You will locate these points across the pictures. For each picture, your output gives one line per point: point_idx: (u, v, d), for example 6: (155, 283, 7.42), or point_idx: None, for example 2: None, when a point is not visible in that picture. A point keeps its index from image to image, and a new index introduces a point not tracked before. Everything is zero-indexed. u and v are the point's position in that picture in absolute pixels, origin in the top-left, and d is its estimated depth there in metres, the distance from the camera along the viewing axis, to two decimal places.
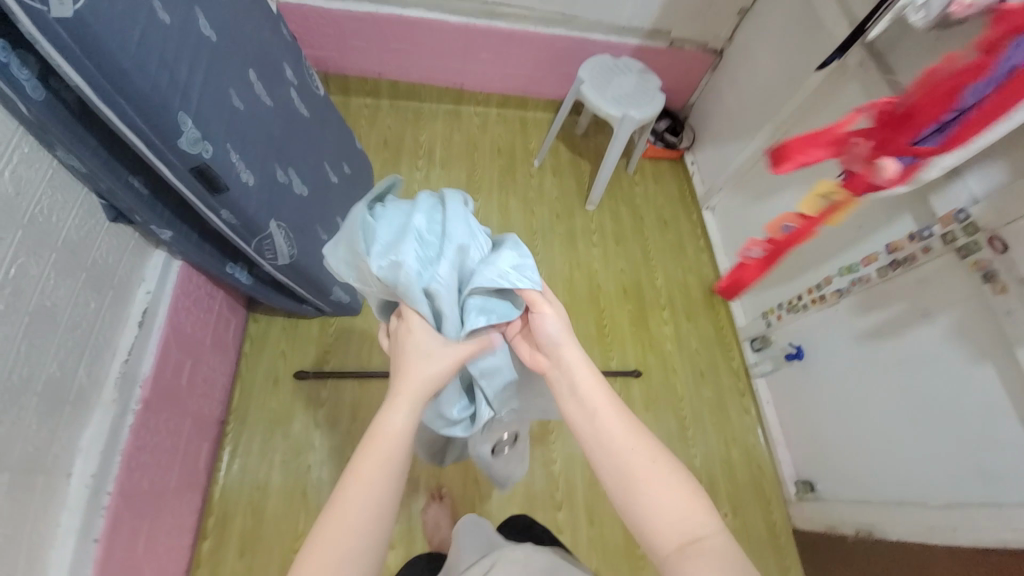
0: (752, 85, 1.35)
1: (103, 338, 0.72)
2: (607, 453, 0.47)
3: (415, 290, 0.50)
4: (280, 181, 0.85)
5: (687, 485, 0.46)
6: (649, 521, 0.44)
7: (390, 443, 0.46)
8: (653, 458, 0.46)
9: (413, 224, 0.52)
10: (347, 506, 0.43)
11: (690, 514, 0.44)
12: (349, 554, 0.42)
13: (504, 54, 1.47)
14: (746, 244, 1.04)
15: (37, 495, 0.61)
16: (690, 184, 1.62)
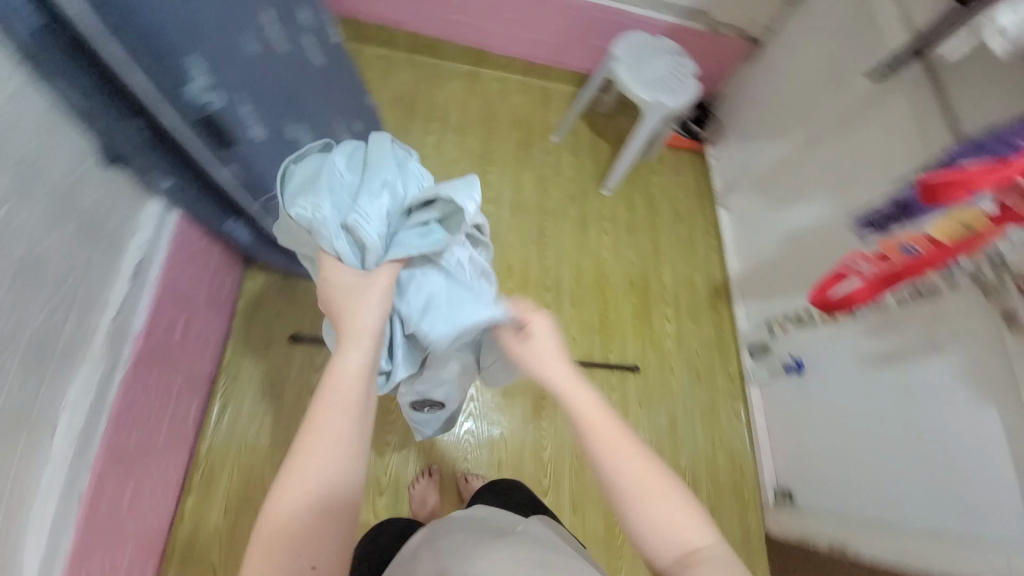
0: (788, 84, 1.29)
1: (95, 288, 0.68)
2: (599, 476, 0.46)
3: (333, 225, 0.53)
4: (289, 135, 0.80)
5: (683, 498, 0.44)
6: (647, 543, 0.43)
7: (351, 393, 0.45)
8: (647, 476, 0.44)
9: (331, 167, 0.57)
10: (309, 476, 0.41)
11: (688, 531, 0.43)
12: (320, 498, 0.41)
13: (534, 18, 1.37)
14: (849, 257, 0.83)
15: (19, 452, 0.57)
16: (708, 179, 1.57)
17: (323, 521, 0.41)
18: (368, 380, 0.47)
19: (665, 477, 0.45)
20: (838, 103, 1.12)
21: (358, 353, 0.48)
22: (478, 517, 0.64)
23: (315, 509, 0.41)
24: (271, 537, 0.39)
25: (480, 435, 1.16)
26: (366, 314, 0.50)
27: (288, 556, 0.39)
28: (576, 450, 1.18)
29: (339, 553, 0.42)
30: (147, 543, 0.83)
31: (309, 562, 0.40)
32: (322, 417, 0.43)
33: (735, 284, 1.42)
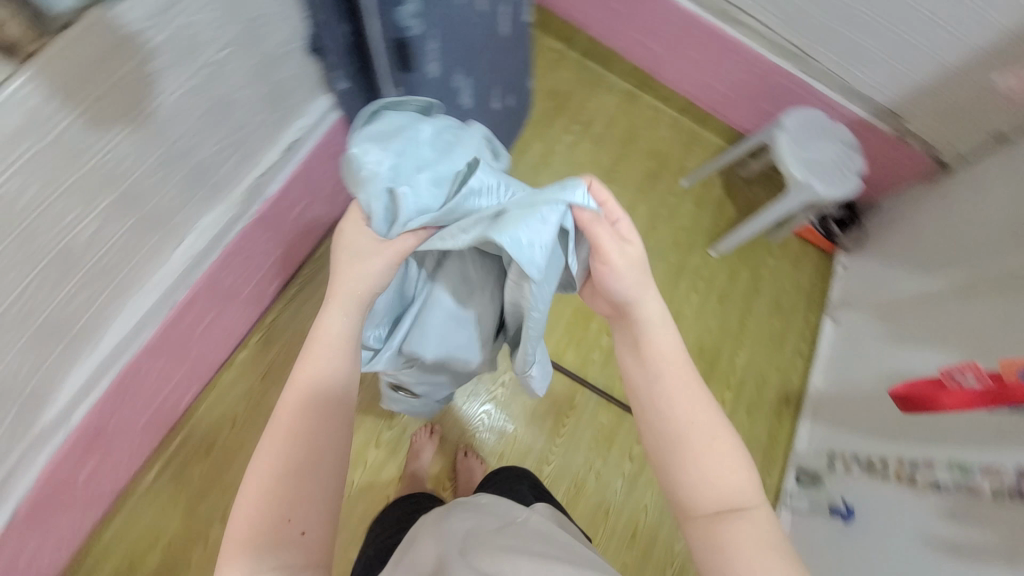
0: (961, 221, 1.16)
1: (258, 145, 0.77)
2: (669, 424, 0.48)
3: (378, 185, 0.46)
4: (454, 83, 0.87)
5: (741, 458, 0.47)
6: (695, 492, 0.47)
7: (321, 360, 0.47)
8: (712, 430, 0.48)
9: (415, 130, 0.50)
10: (279, 455, 0.43)
11: (737, 489, 0.46)
12: (305, 444, 0.44)
13: (715, 63, 1.35)
14: (962, 365, 0.82)
15: (148, 246, 0.67)
16: (826, 285, 1.45)
17: (298, 495, 0.42)
18: (337, 343, 0.48)
19: (728, 435, 0.48)
20: (1016, 260, 0.98)
21: (333, 315, 0.49)
22: (482, 506, 0.72)
23: (290, 482, 0.43)
24: (249, 509, 0.42)
25: (494, 422, 1.17)
26: (354, 273, 0.49)
27: (278, 523, 0.41)
28: (576, 480, 1.16)
29: (324, 514, 0.43)
30: (199, 372, 0.94)
31: (301, 529, 0.42)
32: (289, 398, 0.45)
33: (810, 399, 1.31)
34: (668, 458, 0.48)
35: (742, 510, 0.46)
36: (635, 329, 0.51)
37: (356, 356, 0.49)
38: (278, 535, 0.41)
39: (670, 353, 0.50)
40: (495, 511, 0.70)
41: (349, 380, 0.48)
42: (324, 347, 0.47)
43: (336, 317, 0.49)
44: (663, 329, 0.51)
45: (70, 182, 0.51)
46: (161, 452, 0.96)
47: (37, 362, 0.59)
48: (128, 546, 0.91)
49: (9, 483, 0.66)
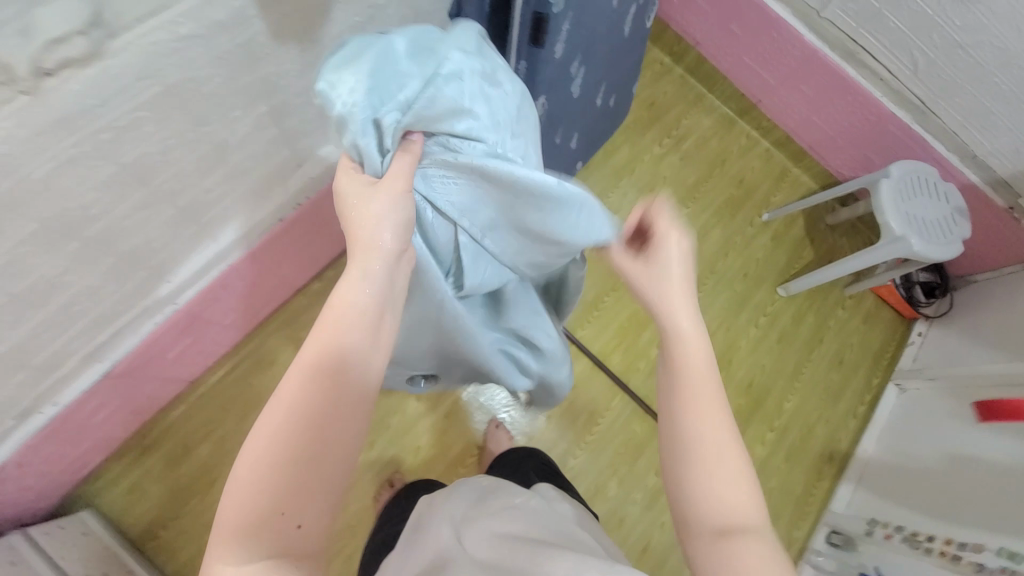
0: None
1: None
2: (681, 427, 0.47)
3: (363, 117, 0.45)
4: (571, 69, 0.90)
5: (748, 474, 0.46)
6: (700, 500, 0.45)
7: (328, 338, 0.41)
8: (724, 442, 0.47)
9: (389, 52, 0.46)
10: (275, 438, 0.38)
11: (741, 508, 0.45)
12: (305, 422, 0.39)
13: (826, 102, 1.33)
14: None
15: (277, 160, 0.73)
16: (897, 350, 1.37)
17: (296, 485, 0.38)
18: (348, 317, 0.42)
19: (739, 448, 0.47)
20: None
21: (349, 285, 0.43)
22: (481, 488, 0.69)
23: (292, 470, 0.38)
24: (239, 495, 0.38)
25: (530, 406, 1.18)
26: (373, 240, 0.44)
27: (269, 514, 0.37)
28: (597, 481, 1.15)
29: (323, 506, 0.39)
30: (281, 290, 1.01)
31: (297, 522, 0.38)
32: (292, 377, 0.40)
33: (857, 462, 1.24)
34: (677, 462, 0.47)
35: (748, 528, 0.44)
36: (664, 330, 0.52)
37: (374, 333, 0.43)
38: (270, 528, 0.37)
39: (694, 353, 0.50)
40: (492, 493, 0.67)
41: (361, 365, 0.41)
42: (333, 322, 0.41)
43: (353, 289, 0.42)
44: (689, 333, 0.51)
45: (243, 82, 0.57)
46: (231, 357, 1.03)
47: (169, 238, 0.66)
48: (186, 433, 0.99)
49: (111, 345, 0.72)
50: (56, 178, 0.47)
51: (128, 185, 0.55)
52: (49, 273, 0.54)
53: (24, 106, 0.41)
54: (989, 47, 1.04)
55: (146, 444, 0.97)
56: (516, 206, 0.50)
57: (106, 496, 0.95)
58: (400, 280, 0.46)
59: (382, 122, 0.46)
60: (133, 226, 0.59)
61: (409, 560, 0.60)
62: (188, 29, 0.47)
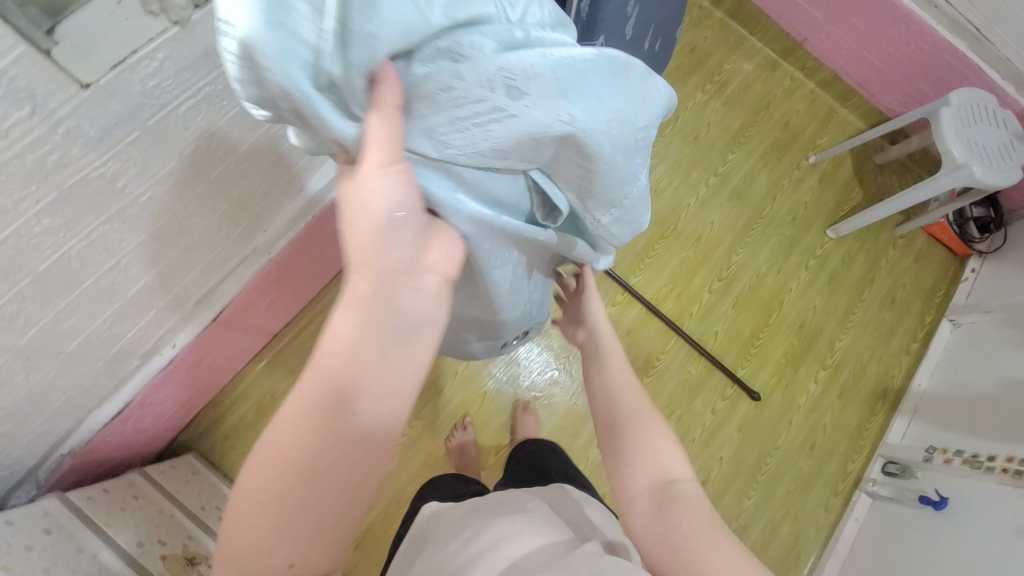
0: None
1: None
2: (610, 414, 0.53)
3: (307, 86, 0.29)
4: (627, 8, 0.89)
5: (668, 436, 0.51)
6: (636, 472, 0.49)
7: (318, 380, 0.34)
8: (646, 413, 0.52)
9: None
10: (266, 486, 0.33)
11: (667, 467, 0.49)
12: (297, 475, 0.33)
13: (878, 34, 1.29)
14: None
15: None
16: (950, 288, 1.37)
17: (291, 531, 0.34)
18: (342, 357, 0.34)
19: (666, 431, 0.51)
20: None
21: (347, 315, 0.34)
22: (486, 501, 0.65)
23: (282, 512, 0.33)
24: (234, 533, 0.34)
25: None
26: (376, 257, 0.35)
27: (259, 555, 0.34)
28: None
29: (319, 549, 0.35)
30: None
31: (288, 562, 0.34)
32: (284, 415, 0.34)
33: (911, 396, 1.26)
34: (614, 443, 0.51)
35: (677, 483, 0.48)
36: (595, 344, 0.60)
37: (375, 374, 0.34)
38: (262, 566, 0.34)
39: (616, 361, 0.57)
40: (499, 501, 0.64)
41: (357, 410, 0.34)
42: (324, 363, 0.34)
43: (349, 321, 0.34)
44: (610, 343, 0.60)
45: None
46: (308, 311, 1.09)
47: (267, 186, 0.70)
48: (273, 382, 1.06)
49: (217, 292, 0.78)
50: (195, 114, 0.51)
51: (243, 129, 0.58)
52: (180, 213, 0.60)
53: (174, 38, 0.43)
54: None
55: (238, 394, 1.05)
56: (570, 115, 0.35)
57: (207, 441, 1.03)
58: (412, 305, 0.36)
59: (334, 78, 0.29)
60: (243, 171, 0.63)
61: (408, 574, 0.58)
62: None
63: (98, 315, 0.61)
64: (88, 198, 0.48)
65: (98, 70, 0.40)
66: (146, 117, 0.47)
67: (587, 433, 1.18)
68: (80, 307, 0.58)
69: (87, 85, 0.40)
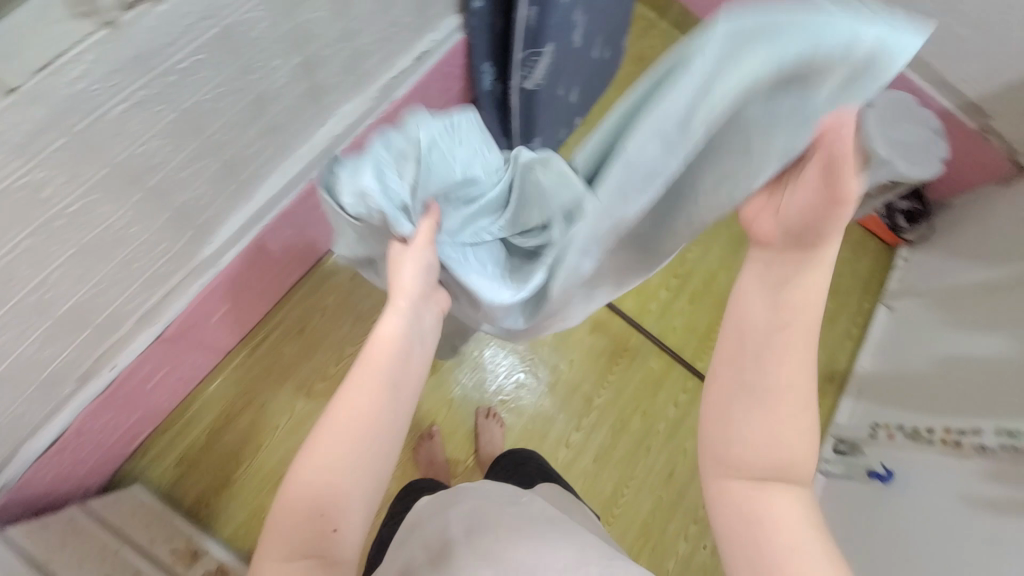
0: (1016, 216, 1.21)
1: (400, 47, 0.86)
2: (767, 376, 0.45)
3: (393, 210, 0.50)
4: (573, 16, 0.92)
5: (808, 430, 0.45)
6: (747, 451, 0.46)
7: (366, 378, 0.48)
8: (800, 400, 0.45)
9: (377, 159, 0.51)
10: (326, 455, 0.45)
11: (788, 465, 0.45)
12: (348, 451, 0.46)
13: None
14: None
15: (304, 118, 0.76)
16: (884, 276, 1.47)
17: (342, 494, 0.45)
18: (382, 362, 0.49)
19: (811, 417, 0.46)
20: None
21: (387, 327, 0.52)
22: (486, 489, 0.75)
23: (336, 479, 0.45)
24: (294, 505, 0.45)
25: (551, 354, 1.23)
26: (403, 288, 0.53)
27: (315, 513, 0.45)
28: (621, 416, 1.22)
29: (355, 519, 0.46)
30: (307, 255, 1.03)
31: (331, 524, 0.45)
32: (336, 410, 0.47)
33: (856, 378, 1.35)
34: (737, 420, 0.46)
35: (789, 484, 0.45)
36: (793, 267, 0.45)
37: (401, 374, 0.50)
38: (312, 524, 0.45)
39: (805, 311, 0.45)
40: (501, 492, 0.75)
41: (391, 400, 0.49)
42: (370, 366, 0.49)
43: (389, 332, 0.51)
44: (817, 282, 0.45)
45: (284, 29, 0.59)
46: (264, 325, 1.05)
47: (214, 193, 0.69)
48: (226, 403, 1.01)
49: (162, 308, 0.75)
50: (128, 121, 0.50)
51: (185, 133, 0.57)
52: (116, 224, 0.57)
53: (105, 40, 0.43)
54: None
55: (188, 417, 1.00)
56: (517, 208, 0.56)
57: (155, 470, 0.97)
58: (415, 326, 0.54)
59: (404, 201, 0.51)
60: (186, 179, 0.62)
61: (416, 537, 0.70)
62: None
63: (30, 336, 0.57)
64: (12, 210, 0.46)
65: (20, 74, 0.39)
66: (75, 122, 0.45)
67: (555, 434, 1.19)
68: (7, 328, 0.54)
69: (13, 90, 0.39)
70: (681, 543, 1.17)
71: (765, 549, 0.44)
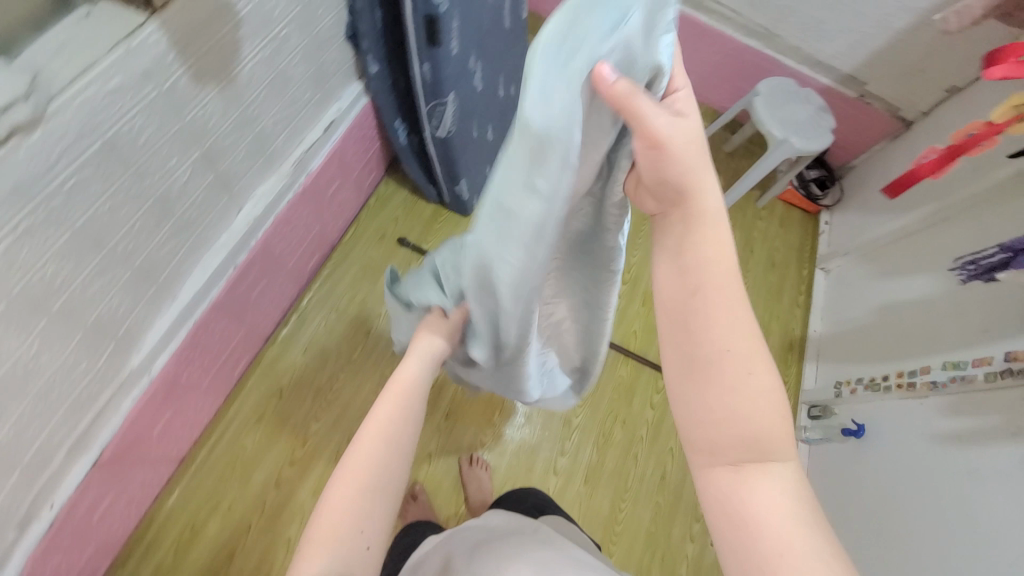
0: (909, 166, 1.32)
1: (306, 122, 0.88)
2: (710, 345, 0.43)
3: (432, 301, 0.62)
4: (469, 64, 0.95)
5: (767, 387, 0.42)
6: (703, 424, 0.43)
7: (397, 401, 0.53)
8: (747, 360, 0.42)
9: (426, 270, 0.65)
10: (360, 474, 0.47)
11: (758, 434, 0.42)
12: (377, 469, 0.48)
13: (692, 47, 1.49)
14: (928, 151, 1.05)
15: (218, 207, 0.76)
16: (814, 242, 1.56)
17: (373, 509, 0.47)
18: (410, 388, 0.55)
19: (770, 374, 0.43)
20: (979, 184, 1.08)
21: (407, 366, 0.57)
22: (489, 523, 0.75)
23: (365, 496, 0.47)
24: (332, 515, 0.46)
25: None
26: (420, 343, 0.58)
27: (349, 532, 0.45)
28: (602, 431, 1.22)
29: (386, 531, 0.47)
30: (250, 341, 1.00)
31: (366, 545, 0.46)
32: (373, 426, 0.51)
33: (812, 343, 1.41)
34: (685, 398, 0.44)
35: (766, 453, 0.42)
36: (691, 220, 0.43)
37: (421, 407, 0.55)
38: (345, 549, 0.45)
39: (718, 262, 0.43)
40: (506, 520, 0.75)
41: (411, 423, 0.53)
42: (400, 391, 0.54)
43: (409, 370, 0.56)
44: (720, 226, 0.43)
45: (173, 130, 0.60)
46: (217, 423, 1.01)
47: (129, 301, 0.66)
48: (189, 514, 0.95)
49: (95, 429, 0.71)
50: (18, 251, 0.49)
51: (85, 249, 0.56)
52: (24, 356, 0.55)
53: None
54: None
55: (150, 538, 0.92)
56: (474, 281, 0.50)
57: None
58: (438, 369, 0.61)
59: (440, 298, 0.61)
60: (97, 295, 0.61)
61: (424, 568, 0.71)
62: (117, 83, 0.51)
63: None
64: None
65: None
66: None
67: (541, 463, 1.18)
68: None
69: None
70: (688, 545, 1.16)
71: (755, 530, 0.41)
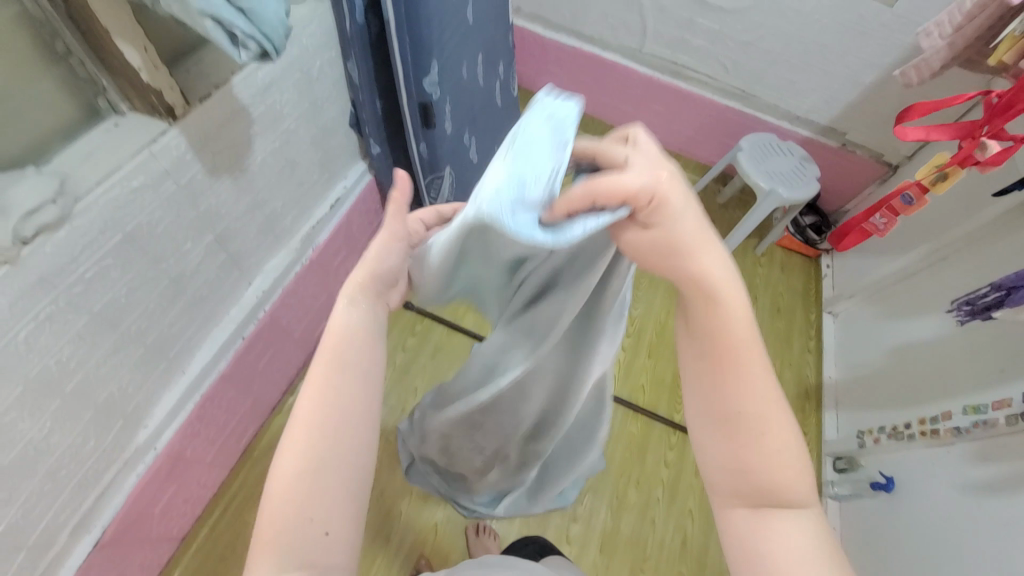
0: None
1: (313, 201, 0.94)
2: (727, 401, 0.42)
3: None
4: (464, 140, 1.05)
5: (788, 440, 0.41)
6: (728, 478, 0.42)
7: (330, 360, 0.40)
8: (764, 414, 0.41)
9: None
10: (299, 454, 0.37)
11: (784, 488, 0.41)
12: (319, 447, 0.37)
13: (675, 111, 1.59)
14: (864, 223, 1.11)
15: (228, 282, 0.80)
16: (818, 285, 1.55)
17: (323, 490, 0.37)
18: (344, 343, 0.40)
19: (791, 428, 0.42)
20: (969, 223, 1.10)
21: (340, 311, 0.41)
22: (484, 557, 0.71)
23: (311, 479, 0.37)
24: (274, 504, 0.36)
25: None
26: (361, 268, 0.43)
27: (298, 521, 0.36)
28: (617, 492, 1.17)
29: (353, 513, 0.38)
30: (257, 411, 1.01)
31: (325, 530, 0.37)
32: (308, 399, 0.38)
33: (828, 389, 1.36)
34: (708, 451, 0.43)
35: (789, 508, 0.41)
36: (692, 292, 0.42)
37: (368, 355, 0.41)
38: (300, 538, 0.36)
39: (735, 324, 0.42)
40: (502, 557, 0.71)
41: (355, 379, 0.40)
42: (331, 348, 0.40)
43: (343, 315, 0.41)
44: (724, 296, 0.41)
45: (187, 218, 0.66)
46: (221, 497, 0.99)
47: (137, 378, 0.69)
48: None
49: (98, 508, 0.71)
50: (36, 337, 0.53)
51: (99, 331, 0.60)
52: (35, 438, 0.57)
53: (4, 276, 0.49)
54: (771, 39, 1.34)
55: None
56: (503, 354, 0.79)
57: None
58: (388, 307, 0.46)
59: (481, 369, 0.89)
60: (108, 374, 0.64)
61: None
62: (137, 182, 0.57)
63: None
64: None
65: None
66: None
67: (553, 529, 1.12)
68: None
69: None
70: None
71: None
